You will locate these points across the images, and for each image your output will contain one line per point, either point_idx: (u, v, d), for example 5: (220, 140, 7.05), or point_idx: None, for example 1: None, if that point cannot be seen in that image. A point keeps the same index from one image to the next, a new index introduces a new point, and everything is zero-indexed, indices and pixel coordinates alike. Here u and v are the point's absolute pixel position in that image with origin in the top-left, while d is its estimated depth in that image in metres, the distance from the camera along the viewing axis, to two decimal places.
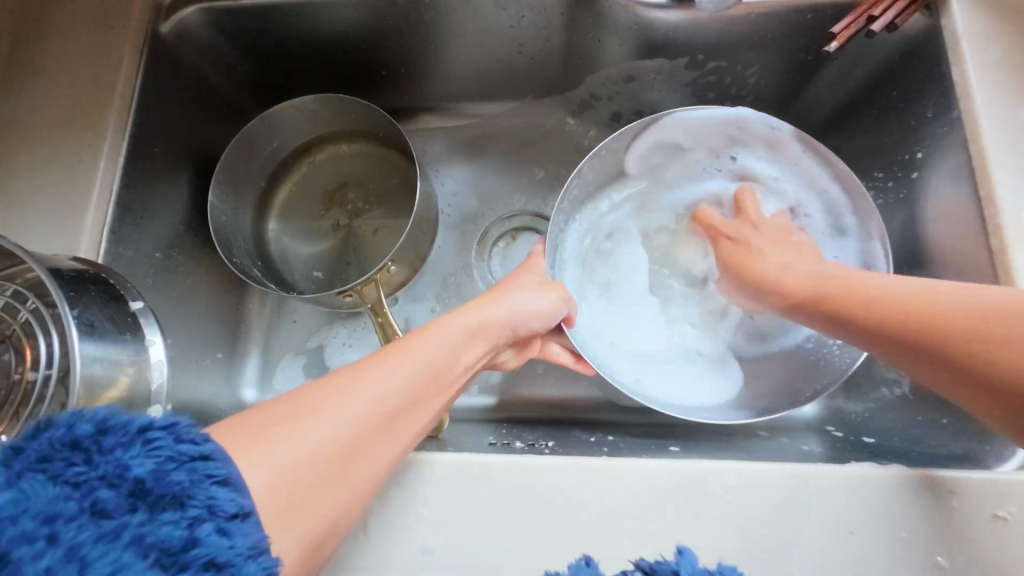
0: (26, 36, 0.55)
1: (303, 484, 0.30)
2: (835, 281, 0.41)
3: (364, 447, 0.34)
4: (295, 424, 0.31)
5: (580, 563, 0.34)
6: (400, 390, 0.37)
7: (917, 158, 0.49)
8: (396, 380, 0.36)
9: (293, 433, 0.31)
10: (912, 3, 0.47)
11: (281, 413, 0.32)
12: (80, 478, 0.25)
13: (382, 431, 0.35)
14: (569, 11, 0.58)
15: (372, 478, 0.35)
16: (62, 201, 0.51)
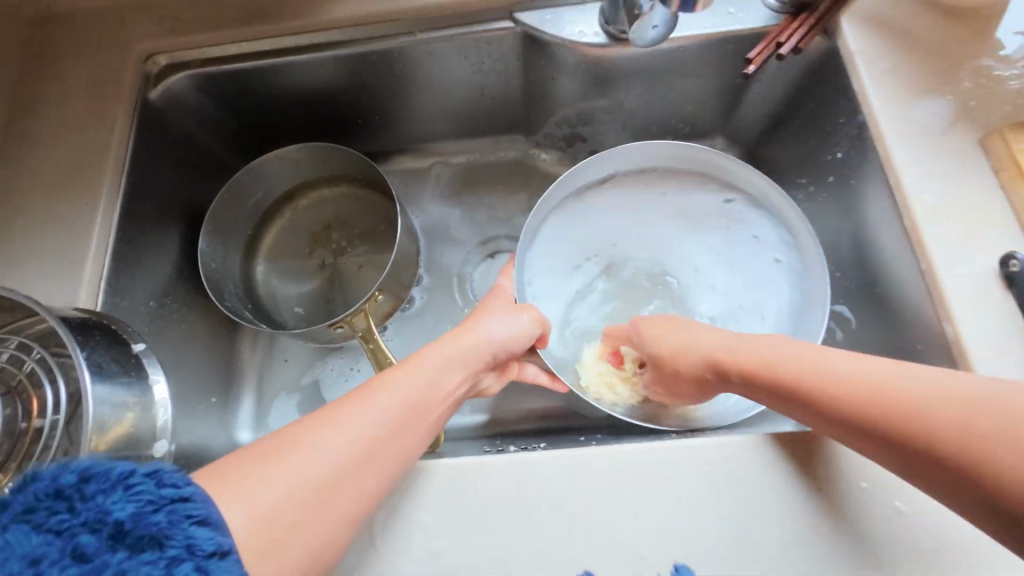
0: (21, 110, 0.59)
1: (274, 529, 0.32)
2: (876, 391, 0.35)
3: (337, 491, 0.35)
4: (262, 472, 0.33)
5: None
6: (376, 425, 0.38)
7: (838, 158, 0.56)
8: (369, 418, 0.39)
9: (259, 479, 0.33)
10: (813, 28, 0.54)
11: (252, 457, 0.34)
12: (63, 525, 0.27)
13: (356, 471, 0.36)
14: (523, 55, 0.65)
15: (347, 517, 0.36)
16: (60, 257, 0.53)
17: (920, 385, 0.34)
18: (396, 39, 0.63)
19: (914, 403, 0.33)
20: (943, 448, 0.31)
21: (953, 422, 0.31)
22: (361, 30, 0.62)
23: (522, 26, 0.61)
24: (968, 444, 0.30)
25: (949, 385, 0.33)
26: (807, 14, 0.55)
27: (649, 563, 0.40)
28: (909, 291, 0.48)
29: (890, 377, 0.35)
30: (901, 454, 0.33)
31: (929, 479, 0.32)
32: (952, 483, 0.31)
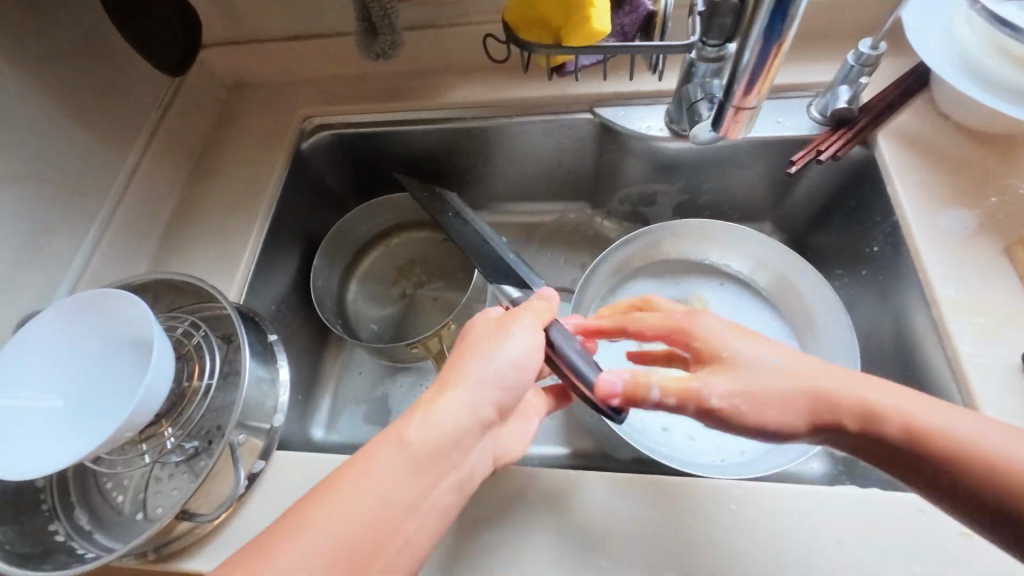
0: (210, 148, 0.77)
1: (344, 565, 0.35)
2: (839, 402, 0.38)
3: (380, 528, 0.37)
4: (308, 520, 0.36)
5: None
6: (407, 457, 0.39)
7: (876, 251, 0.64)
8: (390, 455, 0.39)
9: (334, 508, 0.36)
10: (851, 139, 0.62)
11: (308, 500, 0.37)
12: None
13: (398, 510, 0.37)
14: (598, 139, 0.78)
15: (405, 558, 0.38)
16: (220, 261, 0.68)
17: (975, 436, 0.36)
18: (495, 120, 0.78)
19: (930, 415, 0.37)
20: (900, 421, 0.37)
21: (966, 442, 0.36)
22: (468, 112, 0.78)
23: (599, 118, 0.74)
24: (919, 441, 0.37)
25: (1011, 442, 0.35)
26: (848, 129, 0.63)
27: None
28: (939, 374, 0.52)
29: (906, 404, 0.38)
30: (867, 440, 0.38)
31: (899, 469, 0.37)
32: (874, 456, 0.38)
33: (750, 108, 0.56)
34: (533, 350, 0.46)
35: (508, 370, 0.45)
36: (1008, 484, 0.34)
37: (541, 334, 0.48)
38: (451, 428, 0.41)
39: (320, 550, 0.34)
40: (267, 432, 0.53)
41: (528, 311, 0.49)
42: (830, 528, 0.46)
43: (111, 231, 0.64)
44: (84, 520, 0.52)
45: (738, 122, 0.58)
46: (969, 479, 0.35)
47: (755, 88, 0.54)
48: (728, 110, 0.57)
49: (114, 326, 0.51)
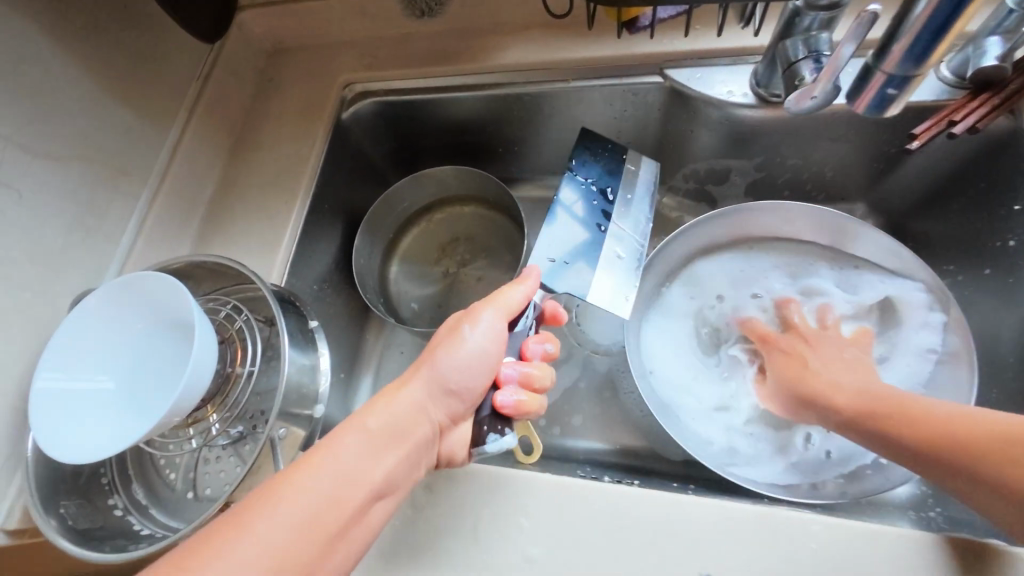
0: (251, 121, 0.75)
1: (300, 555, 0.36)
2: (877, 404, 0.46)
3: (331, 517, 0.38)
4: (274, 507, 0.36)
5: None
6: (358, 445, 0.42)
7: (1010, 245, 0.54)
8: (348, 445, 0.41)
9: (290, 497, 0.37)
10: (997, 108, 0.50)
11: (269, 489, 0.38)
12: None
13: (347, 496, 0.39)
14: (666, 106, 0.68)
15: (353, 546, 0.39)
16: (261, 240, 0.67)
17: (953, 411, 0.41)
18: (550, 85, 0.69)
19: (924, 407, 0.43)
20: (891, 412, 0.45)
21: (951, 416, 0.41)
22: (520, 76, 0.70)
23: (670, 81, 0.64)
24: (919, 425, 0.42)
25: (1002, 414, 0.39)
26: (994, 92, 0.50)
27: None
28: None
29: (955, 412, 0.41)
30: (868, 430, 0.46)
31: (912, 459, 0.42)
32: (891, 448, 0.44)
33: (918, 75, 0.46)
34: (490, 345, 0.50)
35: (468, 363, 0.48)
36: (1012, 450, 0.37)
37: (500, 331, 0.50)
38: (404, 417, 0.45)
39: (271, 541, 0.35)
40: (309, 421, 0.52)
41: (491, 306, 0.51)
42: (918, 574, 0.42)
43: (155, 209, 0.64)
44: (140, 494, 0.53)
45: (894, 94, 0.48)
46: (973, 459, 0.38)
47: (927, 53, 0.44)
48: (879, 78, 0.48)
49: (158, 310, 0.49)
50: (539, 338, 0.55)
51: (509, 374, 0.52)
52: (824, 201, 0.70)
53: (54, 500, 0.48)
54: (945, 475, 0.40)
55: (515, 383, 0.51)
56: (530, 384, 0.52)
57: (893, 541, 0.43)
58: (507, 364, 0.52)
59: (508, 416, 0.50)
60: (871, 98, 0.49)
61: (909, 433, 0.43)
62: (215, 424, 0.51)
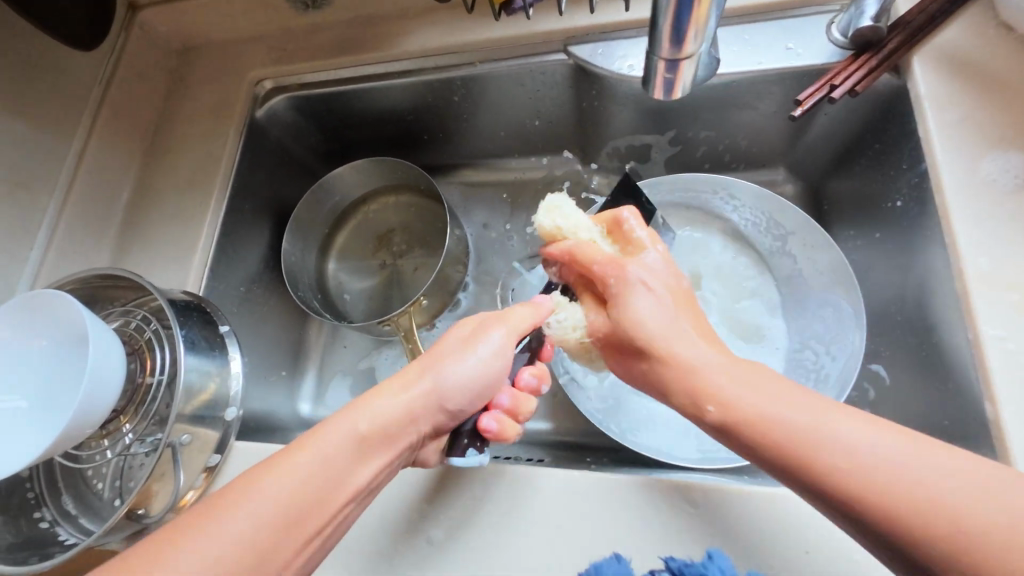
0: (161, 124, 0.73)
1: (266, 557, 0.36)
2: (747, 410, 0.39)
3: (306, 522, 0.38)
4: (244, 503, 0.37)
5: (613, 558, 0.43)
6: (343, 447, 0.41)
7: (898, 206, 0.54)
8: (332, 444, 0.41)
9: (264, 492, 0.38)
10: (878, 68, 0.51)
11: (242, 486, 0.38)
12: None
13: (325, 500, 0.39)
14: (575, 83, 0.67)
15: (319, 549, 0.40)
16: (177, 247, 0.66)
17: (799, 426, 0.36)
18: (460, 69, 0.68)
19: (775, 414, 0.38)
20: (750, 427, 0.38)
21: (848, 454, 0.34)
22: (429, 61, 0.69)
23: (574, 58, 0.63)
24: (780, 436, 0.37)
25: (890, 450, 0.33)
26: (872, 54, 0.51)
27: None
28: (958, 354, 0.45)
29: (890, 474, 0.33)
30: (724, 433, 0.40)
31: (794, 482, 0.36)
32: (753, 453, 0.38)
33: (686, 59, 0.45)
34: (494, 364, 0.47)
35: (471, 380, 0.46)
36: (891, 516, 0.32)
37: (506, 354, 0.48)
38: (397, 422, 0.43)
39: (236, 538, 0.35)
40: (223, 423, 0.54)
41: (502, 324, 0.50)
42: (803, 532, 0.43)
43: (64, 222, 0.64)
44: (70, 505, 0.54)
45: (671, 77, 0.47)
46: (827, 488, 0.34)
47: (685, 38, 0.42)
48: (659, 63, 0.46)
49: (51, 323, 0.50)
50: (535, 370, 0.53)
51: (501, 398, 0.49)
52: (745, 167, 0.70)
53: None
54: (837, 511, 0.35)
55: (503, 410, 0.49)
56: (517, 412, 0.50)
57: (775, 502, 0.44)
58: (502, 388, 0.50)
59: (488, 437, 0.48)
60: (657, 81, 0.48)
61: (778, 444, 0.37)
62: (129, 433, 0.53)
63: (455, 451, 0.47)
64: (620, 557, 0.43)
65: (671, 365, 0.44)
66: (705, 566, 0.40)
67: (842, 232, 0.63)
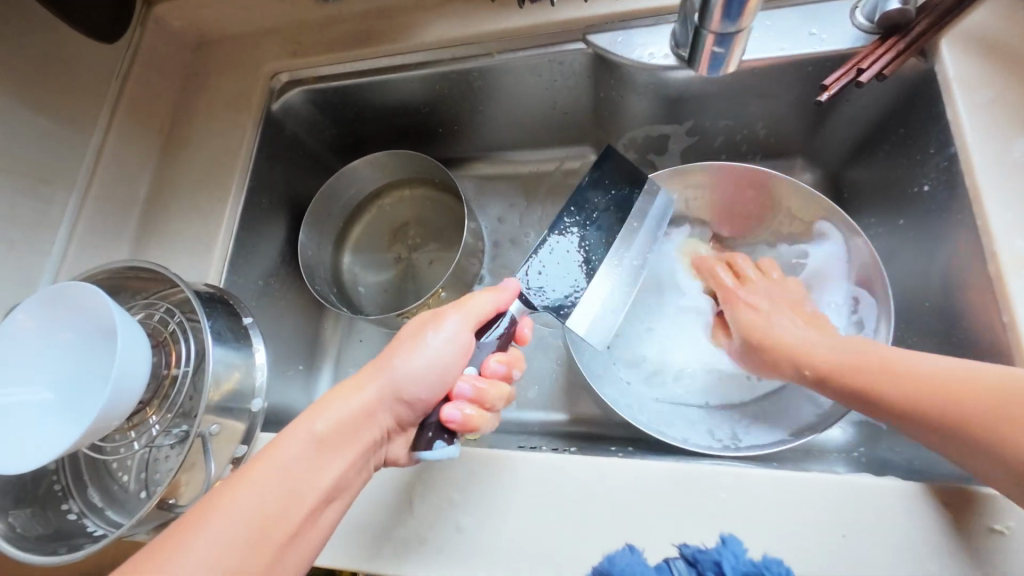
0: (177, 118, 0.73)
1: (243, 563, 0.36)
2: (860, 361, 0.46)
3: (278, 524, 0.38)
4: (219, 511, 0.37)
5: (626, 550, 0.42)
6: (304, 451, 0.42)
7: (924, 190, 0.54)
8: (294, 449, 0.41)
9: (236, 500, 0.38)
10: (904, 52, 0.51)
11: (217, 495, 0.38)
12: None
13: (293, 503, 0.39)
14: (594, 73, 0.67)
15: (300, 553, 0.39)
16: (197, 240, 0.66)
17: (952, 375, 0.40)
18: (477, 59, 0.68)
19: (909, 365, 0.43)
20: (895, 387, 0.43)
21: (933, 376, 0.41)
22: (446, 51, 0.68)
23: (593, 47, 0.63)
24: (914, 397, 0.42)
25: (987, 373, 0.39)
26: (900, 37, 0.51)
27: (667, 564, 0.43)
28: (991, 336, 0.45)
29: (947, 381, 0.40)
30: (843, 391, 0.47)
31: (899, 419, 0.43)
32: (866, 401, 0.45)
33: (740, 32, 0.47)
34: (449, 351, 0.48)
35: (427, 368, 0.47)
36: (967, 421, 0.38)
37: (461, 338, 0.49)
38: (353, 418, 0.44)
39: (211, 546, 0.35)
40: (249, 414, 0.54)
41: (455, 312, 0.50)
42: (843, 518, 0.42)
43: (84, 216, 0.64)
44: (96, 498, 0.54)
45: (722, 52, 0.49)
46: (950, 416, 0.39)
47: (740, 11, 0.44)
48: (709, 37, 0.48)
49: (78, 315, 0.50)
50: (504, 357, 0.52)
51: (463, 388, 0.48)
52: (765, 156, 0.70)
53: (5, 510, 0.50)
54: (935, 438, 0.40)
55: (467, 400, 0.48)
56: (483, 401, 0.48)
57: (816, 488, 0.43)
58: (464, 378, 0.49)
59: (453, 429, 0.47)
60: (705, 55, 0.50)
61: (897, 392, 0.43)
62: (155, 425, 0.53)
63: (422, 445, 0.47)
64: (632, 548, 0.42)
65: (795, 352, 0.52)
66: (719, 554, 0.40)
67: (865, 220, 0.63)
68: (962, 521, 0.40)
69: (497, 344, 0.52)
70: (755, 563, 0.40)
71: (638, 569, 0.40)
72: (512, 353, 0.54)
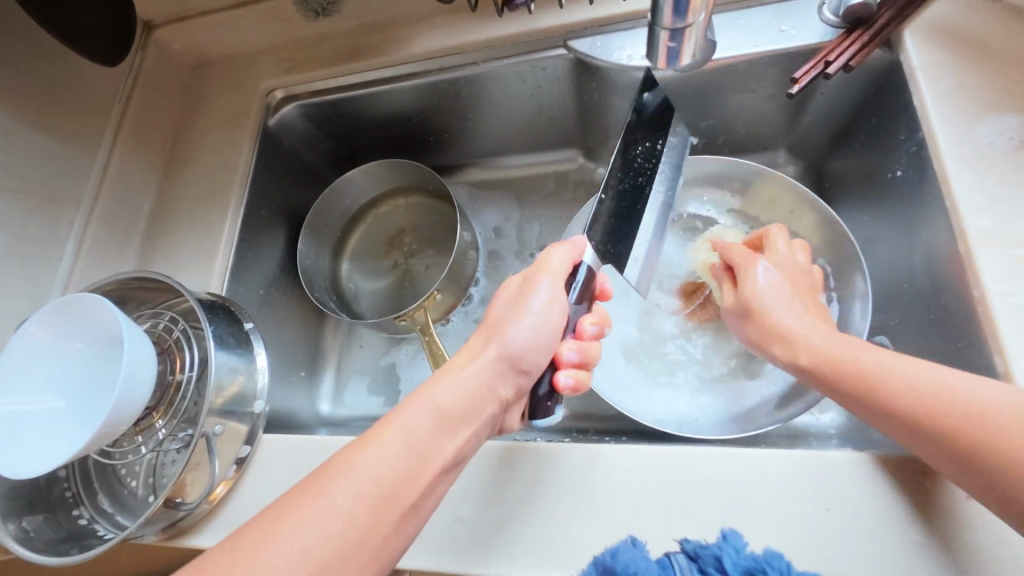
0: (179, 136, 0.76)
1: (373, 525, 0.38)
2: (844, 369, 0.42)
3: (412, 484, 0.40)
4: (338, 482, 0.38)
5: (628, 543, 0.43)
6: (425, 419, 0.43)
7: (898, 175, 0.55)
8: (425, 416, 0.43)
9: (371, 465, 0.39)
10: (868, 44, 0.53)
11: (329, 469, 0.39)
12: None
13: (422, 470, 0.41)
14: (577, 78, 0.69)
15: (422, 513, 0.41)
16: (199, 252, 0.69)
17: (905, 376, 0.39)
18: (463, 69, 0.70)
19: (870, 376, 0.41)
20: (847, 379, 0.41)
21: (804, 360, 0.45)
22: (434, 63, 0.71)
23: (574, 53, 0.65)
24: (937, 411, 0.37)
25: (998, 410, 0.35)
26: (864, 30, 0.54)
27: (659, 545, 0.44)
28: (964, 311, 0.46)
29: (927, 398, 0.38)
30: (824, 382, 0.43)
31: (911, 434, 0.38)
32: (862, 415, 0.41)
33: (689, 27, 0.51)
34: (552, 312, 0.49)
35: (538, 333, 0.48)
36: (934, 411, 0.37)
37: (561, 300, 0.50)
38: (476, 391, 0.45)
39: (344, 509, 0.37)
40: (251, 417, 0.56)
41: (545, 273, 0.51)
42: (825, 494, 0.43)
43: (90, 232, 0.67)
44: (106, 503, 0.56)
45: (677, 46, 0.54)
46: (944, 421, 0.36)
47: (686, 7, 0.48)
48: (662, 33, 0.52)
49: (87, 325, 0.52)
50: (594, 318, 0.53)
51: (569, 355, 0.50)
52: (747, 152, 0.72)
53: (17, 515, 0.51)
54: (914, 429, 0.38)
55: (575, 364, 0.50)
56: (587, 361, 0.51)
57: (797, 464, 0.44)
58: (568, 344, 0.51)
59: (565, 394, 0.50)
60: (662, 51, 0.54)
61: (885, 396, 0.39)
62: (160, 429, 0.54)
63: (539, 412, 0.51)
64: (636, 543, 0.42)
65: (780, 336, 0.46)
66: (720, 549, 0.41)
67: (846, 209, 0.64)
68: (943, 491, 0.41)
69: (587, 308, 0.53)
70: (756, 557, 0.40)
71: (643, 563, 0.40)
72: (598, 312, 0.55)
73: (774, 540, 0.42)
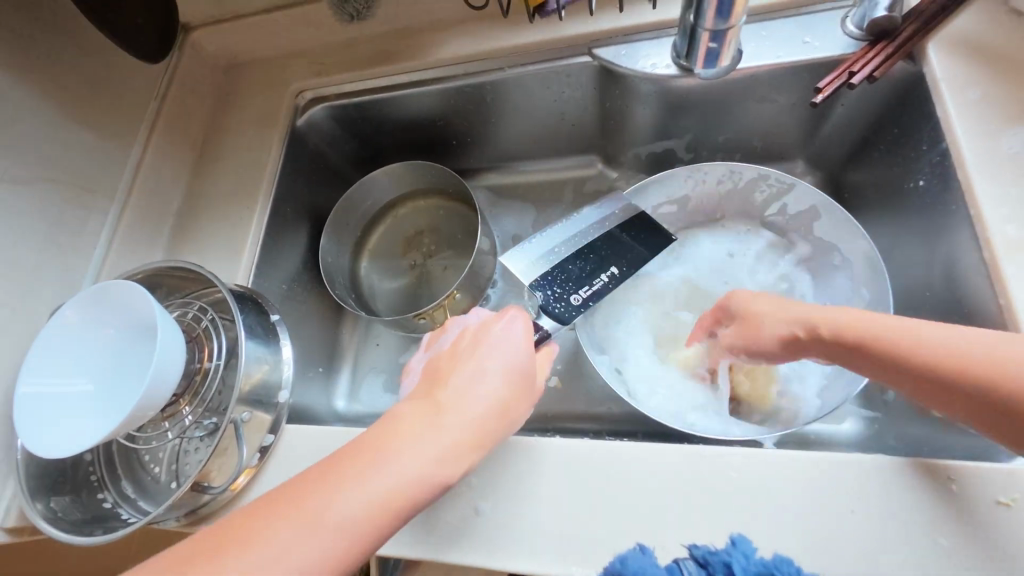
0: (210, 134, 0.78)
1: None
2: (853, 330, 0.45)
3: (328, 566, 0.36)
4: (250, 555, 0.34)
5: (637, 550, 0.42)
6: (353, 488, 0.38)
7: (920, 185, 0.56)
8: (347, 484, 0.38)
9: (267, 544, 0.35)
10: (893, 55, 0.54)
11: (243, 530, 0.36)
12: None
13: (341, 549, 0.36)
14: (601, 85, 0.70)
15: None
16: (227, 245, 0.70)
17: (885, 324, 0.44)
18: (489, 74, 0.72)
19: (912, 338, 0.42)
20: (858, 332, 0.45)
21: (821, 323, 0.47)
22: (461, 67, 0.73)
23: (599, 60, 0.67)
24: (928, 359, 0.41)
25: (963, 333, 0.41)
26: (888, 42, 0.55)
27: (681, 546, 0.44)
28: (989, 319, 0.46)
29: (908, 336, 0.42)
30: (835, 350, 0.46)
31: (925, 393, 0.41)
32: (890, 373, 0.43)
33: (731, 28, 0.55)
34: (497, 377, 0.46)
35: (480, 393, 0.45)
36: (931, 361, 0.41)
37: (504, 364, 0.47)
38: (409, 453, 0.40)
39: (301, 567, 0.35)
40: (275, 407, 0.57)
41: (490, 341, 0.49)
42: (849, 493, 0.43)
43: (123, 225, 0.69)
44: (128, 488, 0.56)
45: (717, 47, 0.58)
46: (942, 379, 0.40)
47: (727, 7, 0.53)
48: (704, 34, 0.56)
49: (120, 312, 0.53)
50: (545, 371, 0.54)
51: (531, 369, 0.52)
52: (766, 163, 0.73)
53: (45, 496, 0.52)
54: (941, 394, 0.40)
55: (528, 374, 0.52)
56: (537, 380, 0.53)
57: (820, 465, 0.44)
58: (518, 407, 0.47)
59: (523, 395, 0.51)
60: (702, 50, 0.58)
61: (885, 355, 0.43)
62: (186, 417, 0.55)
63: None
64: (645, 549, 0.42)
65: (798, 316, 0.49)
66: (729, 555, 0.40)
67: (865, 219, 0.65)
68: (968, 497, 0.41)
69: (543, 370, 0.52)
70: (765, 563, 0.40)
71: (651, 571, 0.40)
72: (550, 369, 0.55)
73: (797, 542, 0.42)
